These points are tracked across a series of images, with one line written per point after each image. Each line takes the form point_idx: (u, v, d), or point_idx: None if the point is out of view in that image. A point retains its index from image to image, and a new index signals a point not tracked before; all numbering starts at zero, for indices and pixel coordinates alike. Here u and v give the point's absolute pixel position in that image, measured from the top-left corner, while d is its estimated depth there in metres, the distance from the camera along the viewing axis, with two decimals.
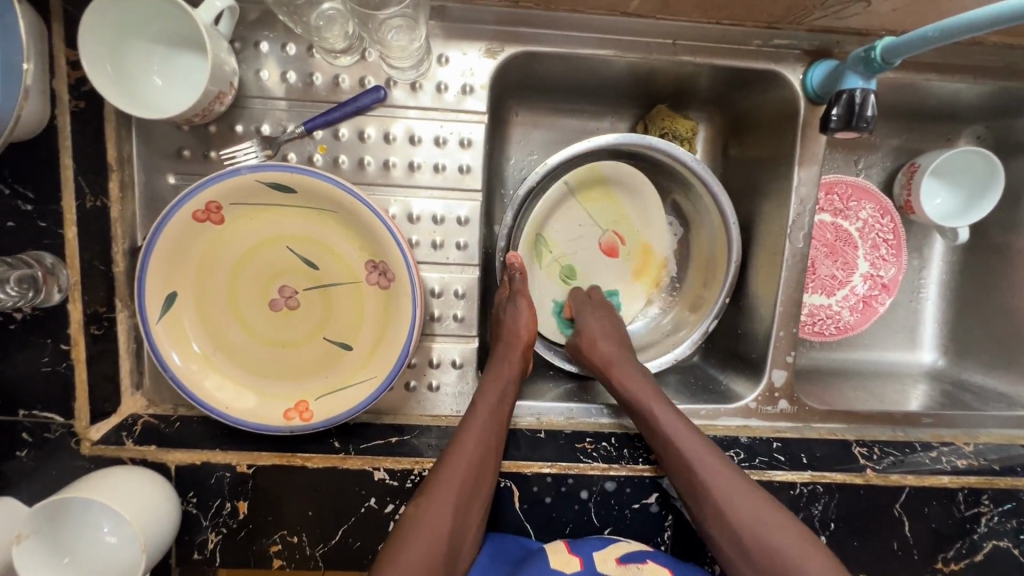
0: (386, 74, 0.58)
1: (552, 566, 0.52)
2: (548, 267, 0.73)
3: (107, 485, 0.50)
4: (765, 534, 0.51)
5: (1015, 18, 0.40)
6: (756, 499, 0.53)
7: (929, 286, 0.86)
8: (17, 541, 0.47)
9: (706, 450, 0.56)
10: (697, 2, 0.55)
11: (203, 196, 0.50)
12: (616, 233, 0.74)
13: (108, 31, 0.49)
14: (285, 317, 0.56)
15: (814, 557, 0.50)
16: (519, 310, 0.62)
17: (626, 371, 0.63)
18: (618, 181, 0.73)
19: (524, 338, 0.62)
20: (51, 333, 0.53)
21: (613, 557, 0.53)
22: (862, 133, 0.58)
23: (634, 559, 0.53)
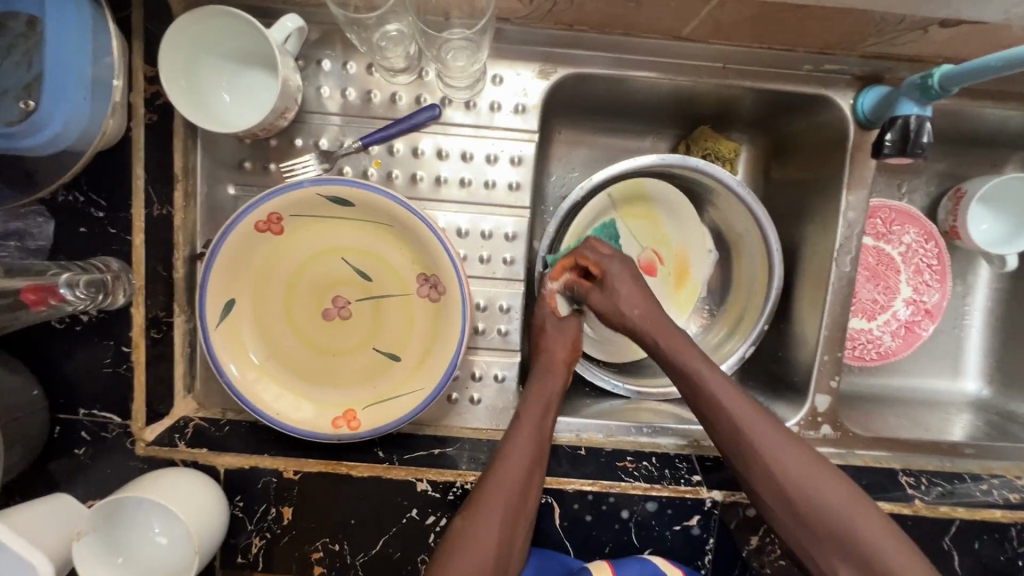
0: (441, 93, 0.59)
1: None
2: None
3: (168, 488, 0.51)
4: (819, 495, 0.49)
5: None
6: (807, 458, 0.51)
7: (973, 313, 0.84)
8: (77, 538, 0.48)
9: (755, 412, 0.53)
10: (751, 29, 0.56)
11: (267, 207, 0.51)
12: (655, 251, 0.75)
13: (184, 50, 0.51)
14: (337, 326, 0.57)
15: (870, 521, 0.48)
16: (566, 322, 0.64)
17: (655, 322, 0.58)
18: (660, 199, 0.73)
19: (571, 343, 0.63)
20: (114, 335, 0.54)
21: None
22: (916, 159, 0.58)
23: None
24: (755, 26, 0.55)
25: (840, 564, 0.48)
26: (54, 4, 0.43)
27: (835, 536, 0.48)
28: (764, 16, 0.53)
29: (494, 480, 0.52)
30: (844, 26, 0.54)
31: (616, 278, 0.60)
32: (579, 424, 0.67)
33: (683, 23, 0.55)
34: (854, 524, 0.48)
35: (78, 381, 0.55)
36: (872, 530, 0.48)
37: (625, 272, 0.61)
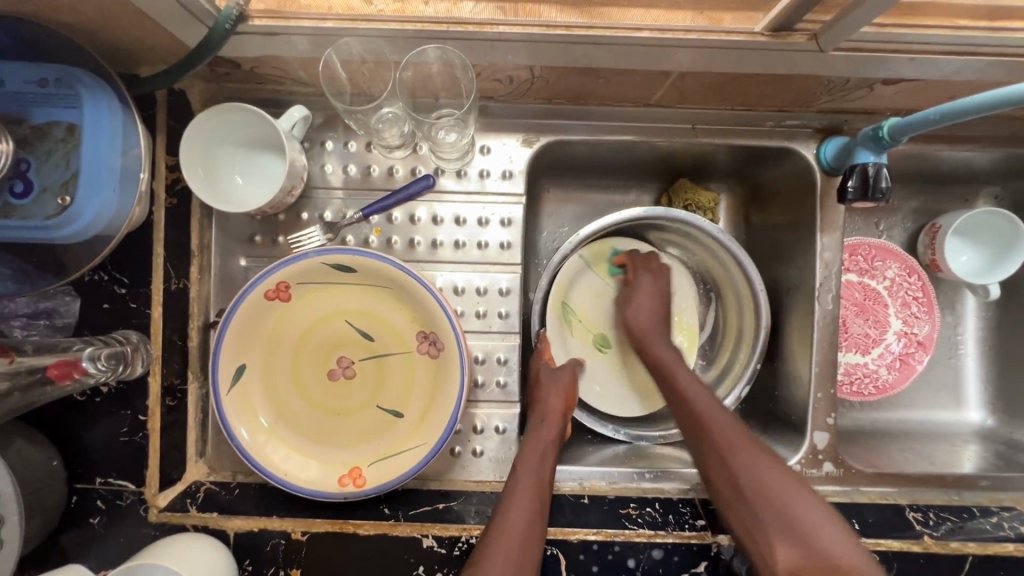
0: (434, 164, 0.65)
1: None
2: (580, 336, 0.76)
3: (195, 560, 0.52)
4: (764, 485, 0.54)
5: (1008, 103, 0.45)
6: (759, 453, 0.56)
7: (967, 343, 0.85)
8: None
9: (717, 407, 0.61)
10: (713, 95, 0.62)
11: (275, 277, 0.55)
12: None
13: (202, 141, 0.57)
14: (342, 386, 0.59)
15: (798, 498, 0.53)
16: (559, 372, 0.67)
17: (654, 342, 0.69)
18: (636, 253, 0.78)
19: (566, 388, 0.66)
20: (131, 405, 0.57)
21: None
22: (879, 203, 0.62)
23: None
24: (716, 93, 0.61)
25: (778, 543, 0.51)
26: (89, 109, 0.48)
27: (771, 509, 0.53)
28: (722, 84, 0.58)
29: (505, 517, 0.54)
30: (796, 88, 0.59)
31: (641, 291, 0.72)
32: (581, 471, 0.68)
33: (650, 93, 0.61)
34: (789, 501, 0.53)
35: (96, 450, 0.57)
36: (827, 531, 0.51)
37: (650, 287, 0.72)
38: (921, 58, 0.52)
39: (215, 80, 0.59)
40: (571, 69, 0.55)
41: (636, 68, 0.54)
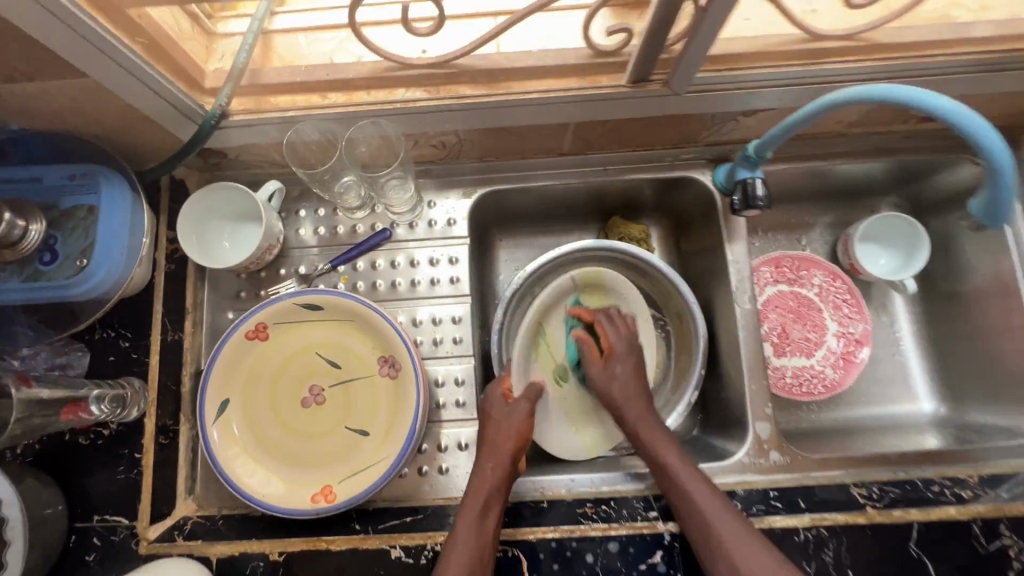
0: (390, 220, 0.77)
1: None
2: (542, 359, 0.79)
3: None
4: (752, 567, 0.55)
5: (816, 111, 0.58)
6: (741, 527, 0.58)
7: (904, 339, 0.91)
8: None
9: (701, 483, 0.61)
10: (612, 140, 0.75)
11: (254, 318, 0.66)
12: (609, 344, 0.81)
13: (196, 216, 0.71)
14: (314, 411, 0.67)
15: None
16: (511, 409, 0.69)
17: (639, 420, 0.69)
18: (612, 289, 0.81)
19: (517, 433, 0.67)
20: (128, 444, 0.65)
21: None
22: (761, 209, 0.72)
23: None
24: (612, 138, 0.74)
25: None
26: (105, 194, 0.61)
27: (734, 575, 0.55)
28: (614, 130, 0.72)
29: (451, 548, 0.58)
30: (676, 127, 0.72)
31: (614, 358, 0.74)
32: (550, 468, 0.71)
33: (560, 143, 0.74)
34: None
35: (97, 488, 0.64)
36: None
37: (629, 361, 0.74)
38: (760, 91, 0.65)
39: (209, 170, 0.74)
40: (487, 130, 0.69)
41: (539, 123, 0.68)
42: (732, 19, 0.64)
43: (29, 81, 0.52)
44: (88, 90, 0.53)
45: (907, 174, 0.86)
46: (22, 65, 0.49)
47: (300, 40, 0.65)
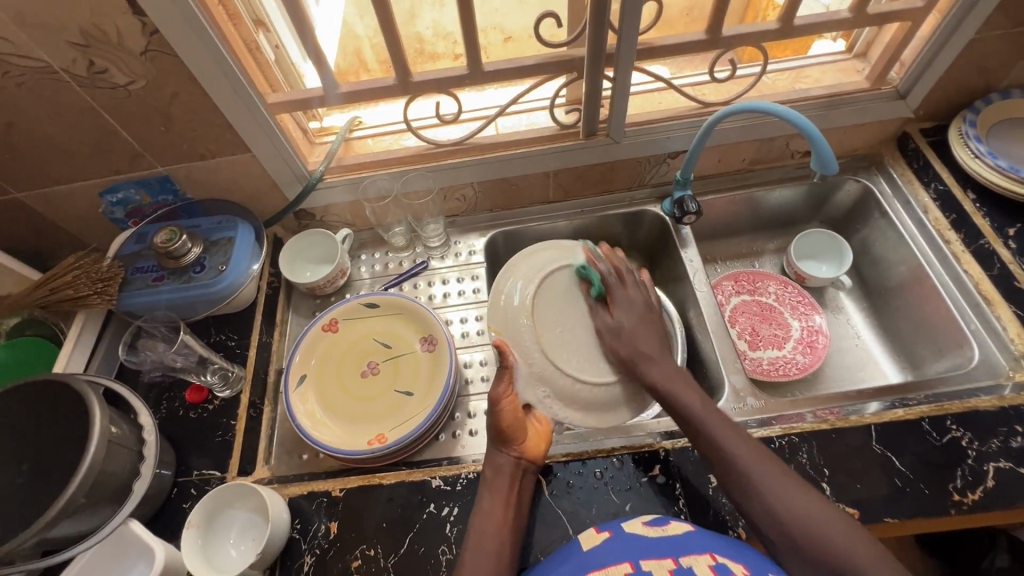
0: (428, 257, 1.05)
1: (582, 546, 0.59)
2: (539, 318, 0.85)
3: (274, 502, 0.70)
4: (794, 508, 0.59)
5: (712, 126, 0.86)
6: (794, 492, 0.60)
7: (862, 331, 1.06)
8: (189, 526, 0.68)
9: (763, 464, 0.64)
10: (583, 185, 1.06)
11: (330, 315, 0.89)
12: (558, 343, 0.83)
13: (291, 252, 1.00)
14: (371, 381, 0.86)
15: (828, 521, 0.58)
16: (497, 453, 0.72)
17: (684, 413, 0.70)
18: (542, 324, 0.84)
19: (502, 434, 0.71)
20: (228, 414, 0.84)
21: (639, 522, 0.60)
22: (694, 215, 0.98)
23: (659, 522, 0.60)
24: (582, 184, 1.05)
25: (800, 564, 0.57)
26: (240, 231, 0.91)
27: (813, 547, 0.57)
28: (582, 176, 1.03)
29: (468, 563, 0.62)
30: (627, 172, 1.03)
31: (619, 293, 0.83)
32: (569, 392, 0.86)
33: (545, 191, 1.06)
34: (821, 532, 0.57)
35: (198, 449, 0.81)
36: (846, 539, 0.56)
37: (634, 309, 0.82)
38: (674, 136, 0.97)
39: (301, 229, 1.04)
40: (493, 182, 1.00)
41: (529, 172, 0.99)
42: (647, 103, 0.99)
43: (214, 158, 0.87)
44: (248, 162, 0.88)
45: (821, 200, 1.11)
46: (214, 144, 0.84)
47: (371, 142, 1.01)
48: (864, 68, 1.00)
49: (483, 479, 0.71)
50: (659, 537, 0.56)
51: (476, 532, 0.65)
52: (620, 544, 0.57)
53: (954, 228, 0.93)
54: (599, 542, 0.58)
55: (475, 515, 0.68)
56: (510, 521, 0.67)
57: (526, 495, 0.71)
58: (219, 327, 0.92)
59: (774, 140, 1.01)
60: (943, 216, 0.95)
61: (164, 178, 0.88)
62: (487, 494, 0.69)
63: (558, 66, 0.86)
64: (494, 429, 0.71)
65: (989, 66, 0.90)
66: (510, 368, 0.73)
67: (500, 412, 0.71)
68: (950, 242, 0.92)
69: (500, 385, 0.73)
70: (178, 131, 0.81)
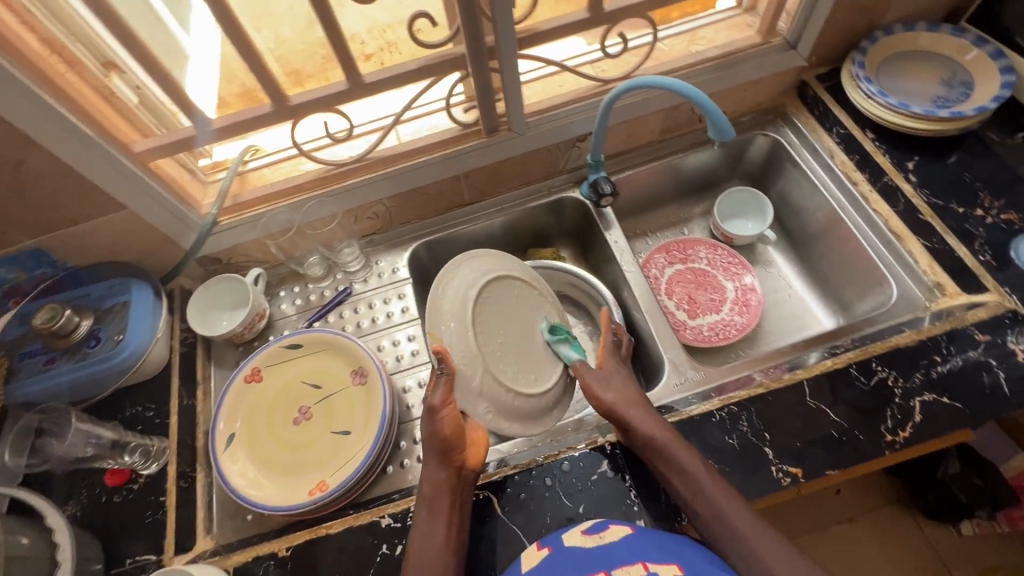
0: (350, 282, 1.00)
1: (523, 566, 0.59)
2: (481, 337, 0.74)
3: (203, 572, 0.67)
4: (748, 533, 0.61)
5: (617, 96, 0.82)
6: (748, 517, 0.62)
7: (793, 281, 1.08)
8: None
9: (718, 487, 0.65)
10: (498, 182, 1.02)
11: (251, 365, 0.84)
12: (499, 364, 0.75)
13: (200, 304, 0.93)
14: (305, 426, 0.82)
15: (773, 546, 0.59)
16: (438, 468, 0.69)
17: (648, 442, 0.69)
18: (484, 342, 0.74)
19: (442, 443, 0.68)
20: (156, 491, 0.78)
21: (579, 532, 0.61)
22: (611, 195, 0.98)
23: (598, 529, 0.61)
24: (497, 181, 1.02)
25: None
26: (137, 293, 0.85)
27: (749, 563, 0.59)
28: (494, 173, 0.99)
29: None
30: (540, 162, 1.00)
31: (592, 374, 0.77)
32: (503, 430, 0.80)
33: (461, 194, 1.02)
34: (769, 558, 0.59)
35: (128, 534, 0.75)
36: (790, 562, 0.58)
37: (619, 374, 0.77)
38: (577, 120, 0.94)
39: (208, 275, 0.98)
40: (402, 194, 0.96)
41: (438, 179, 0.95)
42: (546, 87, 0.96)
43: (88, 221, 0.79)
44: (127, 219, 0.81)
45: (736, 158, 1.12)
46: (83, 207, 0.77)
47: (268, 171, 0.94)
48: (754, 22, 1.00)
49: (421, 496, 0.68)
50: (593, 547, 0.57)
51: (417, 560, 0.64)
52: (558, 560, 0.57)
53: (860, 169, 0.94)
54: (540, 559, 0.59)
55: (414, 539, 0.65)
56: (452, 543, 0.65)
57: (467, 509, 0.69)
58: (132, 399, 0.85)
59: (679, 107, 1.00)
60: (847, 159, 0.96)
61: (36, 251, 0.80)
62: (426, 516, 0.66)
63: (444, 65, 0.82)
64: (436, 440, 0.69)
65: (868, 5, 0.91)
66: (455, 375, 0.70)
67: (440, 421, 0.69)
68: (858, 184, 0.94)
69: (443, 390, 0.70)
70: (35, 199, 0.73)
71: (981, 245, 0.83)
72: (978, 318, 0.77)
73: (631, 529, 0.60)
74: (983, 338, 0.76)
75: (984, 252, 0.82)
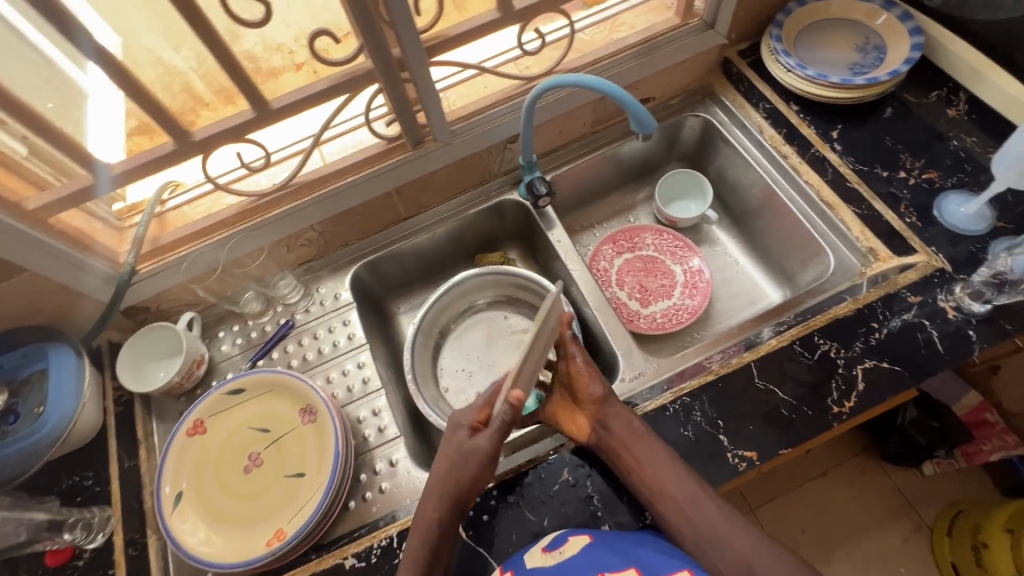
0: (292, 314, 0.97)
1: None
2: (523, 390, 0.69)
3: None
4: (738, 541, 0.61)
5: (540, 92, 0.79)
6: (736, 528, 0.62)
7: (738, 257, 1.09)
8: None
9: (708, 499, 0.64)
10: (434, 192, 0.99)
11: (192, 417, 0.80)
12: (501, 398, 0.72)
13: (130, 358, 0.88)
14: (257, 473, 0.79)
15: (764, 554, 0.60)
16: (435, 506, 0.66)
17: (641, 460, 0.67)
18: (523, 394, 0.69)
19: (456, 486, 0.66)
20: (103, 564, 0.74)
21: (539, 550, 0.60)
22: (547, 195, 0.96)
23: (557, 543, 0.61)
24: (432, 191, 0.99)
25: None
26: (54, 359, 0.80)
27: (732, 563, 0.60)
28: (428, 184, 0.97)
29: None
30: (473, 168, 0.98)
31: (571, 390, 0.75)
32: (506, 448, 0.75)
33: (397, 210, 0.99)
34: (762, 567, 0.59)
35: None
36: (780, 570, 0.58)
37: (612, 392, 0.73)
38: (505, 122, 0.92)
39: (138, 326, 0.92)
40: (334, 218, 0.92)
41: (369, 197, 0.92)
42: (469, 91, 0.93)
43: None
44: (33, 281, 0.76)
45: (672, 141, 1.11)
46: None
47: (188, 210, 0.88)
48: (672, 4, 0.99)
49: (418, 534, 0.65)
50: (555, 564, 0.57)
51: None
52: None
53: (788, 142, 0.95)
54: None
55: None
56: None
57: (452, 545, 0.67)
58: (67, 469, 0.80)
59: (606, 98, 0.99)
60: (776, 133, 0.96)
61: None
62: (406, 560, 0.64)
63: (355, 81, 0.78)
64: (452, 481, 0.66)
65: None
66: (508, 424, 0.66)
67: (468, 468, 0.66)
68: (787, 157, 0.95)
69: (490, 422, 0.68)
70: None
71: (907, 207, 0.85)
72: (909, 280, 0.79)
73: (589, 538, 0.60)
74: (915, 299, 0.78)
75: (910, 213, 0.84)
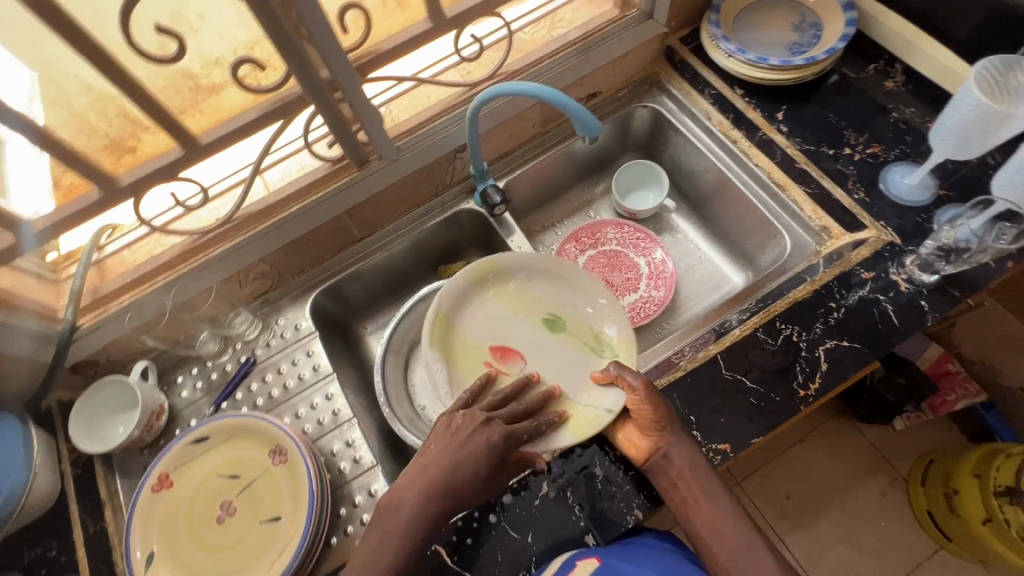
0: (253, 350, 0.93)
1: None
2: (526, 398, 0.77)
3: None
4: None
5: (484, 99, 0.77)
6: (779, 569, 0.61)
7: (700, 243, 1.10)
8: None
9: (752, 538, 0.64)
10: (387, 210, 0.97)
11: (156, 472, 0.77)
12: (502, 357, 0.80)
13: (83, 417, 0.83)
14: (231, 522, 0.76)
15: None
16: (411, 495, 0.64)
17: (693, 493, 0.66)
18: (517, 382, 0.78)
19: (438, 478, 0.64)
20: None
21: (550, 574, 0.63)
22: (502, 203, 0.95)
23: (567, 566, 0.63)
24: (385, 209, 0.96)
25: None
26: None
27: None
28: (380, 202, 0.94)
29: None
30: (424, 181, 0.95)
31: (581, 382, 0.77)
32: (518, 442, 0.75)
33: (350, 231, 0.96)
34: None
35: None
36: None
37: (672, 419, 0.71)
38: (451, 132, 0.90)
39: (88, 381, 0.88)
40: (285, 247, 0.89)
41: (319, 223, 0.89)
42: (410, 104, 0.90)
43: None
44: None
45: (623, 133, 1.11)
46: None
47: (128, 254, 0.84)
48: None
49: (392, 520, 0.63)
50: None
51: None
52: None
53: (736, 127, 0.95)
54: None
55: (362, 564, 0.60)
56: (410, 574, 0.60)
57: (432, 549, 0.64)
58: (27, 541, 0.76)
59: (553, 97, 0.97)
60: (723, 118, 0.96)
61: None
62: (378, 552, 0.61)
63: (288, 106, 0.75)
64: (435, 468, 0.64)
65: None
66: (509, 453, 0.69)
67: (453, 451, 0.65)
68: (736, 141, 0.95)
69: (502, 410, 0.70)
70: None
71: (854, 184, 0.86)
72: (862, 256, 0.81)
73: (597, 559, 0.64)
74: (869, 275, 0.79)
75: (858, 189, 0.86)
